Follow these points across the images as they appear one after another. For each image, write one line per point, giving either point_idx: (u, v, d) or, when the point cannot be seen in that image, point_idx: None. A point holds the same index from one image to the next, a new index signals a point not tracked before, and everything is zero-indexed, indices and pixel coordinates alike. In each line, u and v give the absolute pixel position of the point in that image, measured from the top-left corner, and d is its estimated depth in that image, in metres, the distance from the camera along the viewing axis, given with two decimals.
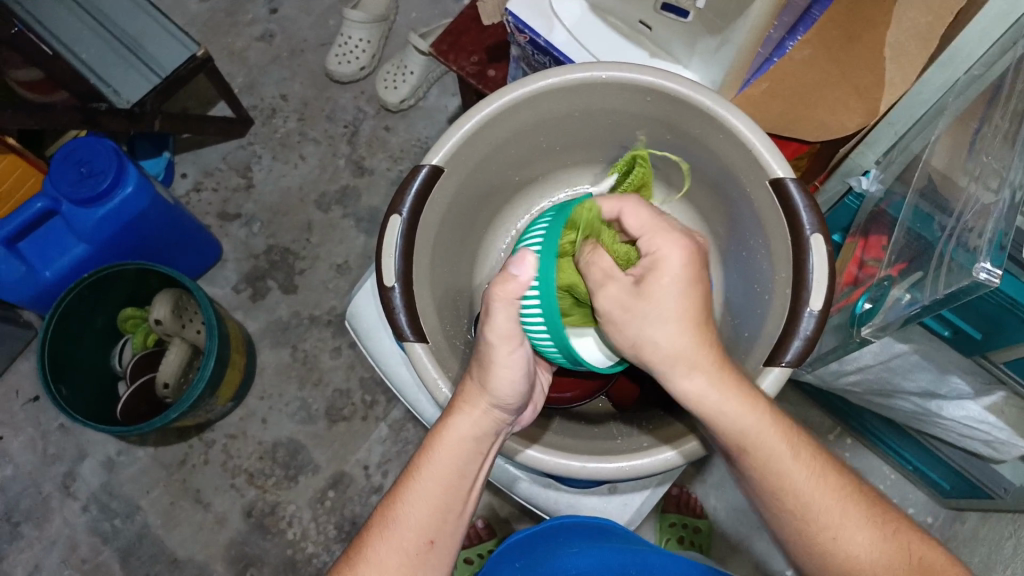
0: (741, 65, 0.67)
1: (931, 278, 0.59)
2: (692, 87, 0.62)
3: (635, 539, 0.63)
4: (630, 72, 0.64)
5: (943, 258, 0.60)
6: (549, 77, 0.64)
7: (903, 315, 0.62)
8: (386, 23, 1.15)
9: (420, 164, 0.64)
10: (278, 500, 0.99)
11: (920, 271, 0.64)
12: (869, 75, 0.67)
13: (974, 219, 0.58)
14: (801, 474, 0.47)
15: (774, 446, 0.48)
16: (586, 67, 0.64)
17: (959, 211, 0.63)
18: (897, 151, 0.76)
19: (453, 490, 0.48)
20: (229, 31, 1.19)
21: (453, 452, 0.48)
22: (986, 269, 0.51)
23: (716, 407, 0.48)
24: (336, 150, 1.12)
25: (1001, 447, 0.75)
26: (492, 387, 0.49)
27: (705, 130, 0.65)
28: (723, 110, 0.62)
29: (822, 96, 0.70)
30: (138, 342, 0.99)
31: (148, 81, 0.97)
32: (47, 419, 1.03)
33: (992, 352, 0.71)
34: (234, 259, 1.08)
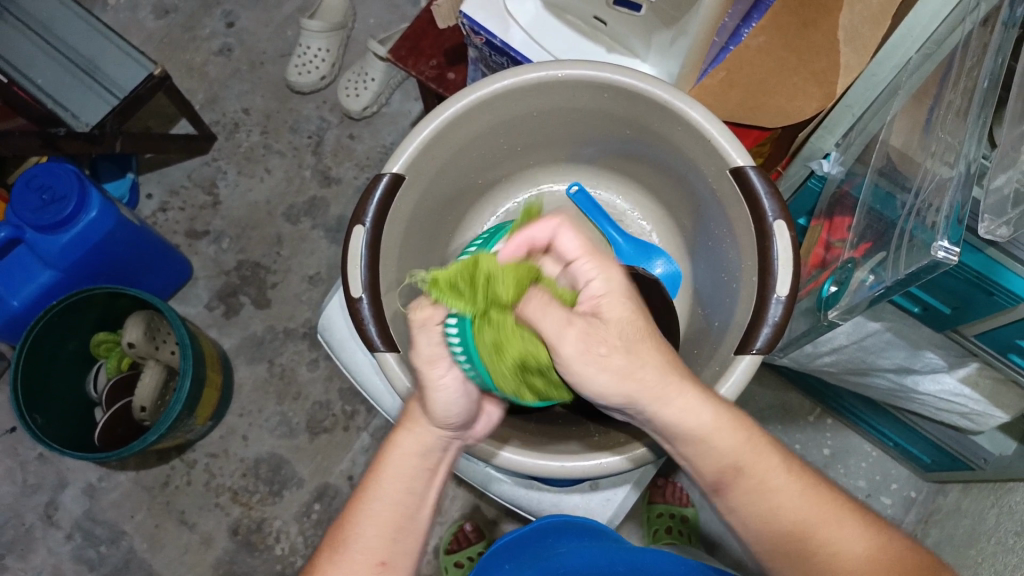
0: (698, 58, 0.68)
1: (893, 259, 0.59)
2: (645, 81, 0.62)
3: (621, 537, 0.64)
4: (585, 69, 0.64)
5: (903, 236, 0.60)
6: (504, 78, 0.64)
7: (868, 297, 0.62)
8: (345, 31, 1.14)
9: (380, 172, 0.64)
10: (264, 516, 0.99)
11: (882, 252, 0.64)
12: (825, 60, 0.69)
13: (931, 196, 0.57)
14: (776, 479, 0.45)
15: (764, 468, 0.45)
16: (541, 66, 0.64)
17: (917, 187, 0.61)
18: (857, 132, 0.75)
19: (406, 511, 0.47)
20: (187, 47, 1.18)
21: (397, 469, 0.47)
22: (944, 247, 0.50)
23: (690, 420, 0.45)
24: (302, 161, 1.11)
25: (978, 419, 0.76)
26: (431, 400, 0.47)
27: (664, 123, 0.65)
28: (679, 103, 0.62)
29: (780, 81, 0.70)
30: (112, 366, 0.98)
31: (106, 103, 0.95)
32: (24, 449, 1.02)
33: (964, 326, 0.71)
34: (206, 276, 1.08)
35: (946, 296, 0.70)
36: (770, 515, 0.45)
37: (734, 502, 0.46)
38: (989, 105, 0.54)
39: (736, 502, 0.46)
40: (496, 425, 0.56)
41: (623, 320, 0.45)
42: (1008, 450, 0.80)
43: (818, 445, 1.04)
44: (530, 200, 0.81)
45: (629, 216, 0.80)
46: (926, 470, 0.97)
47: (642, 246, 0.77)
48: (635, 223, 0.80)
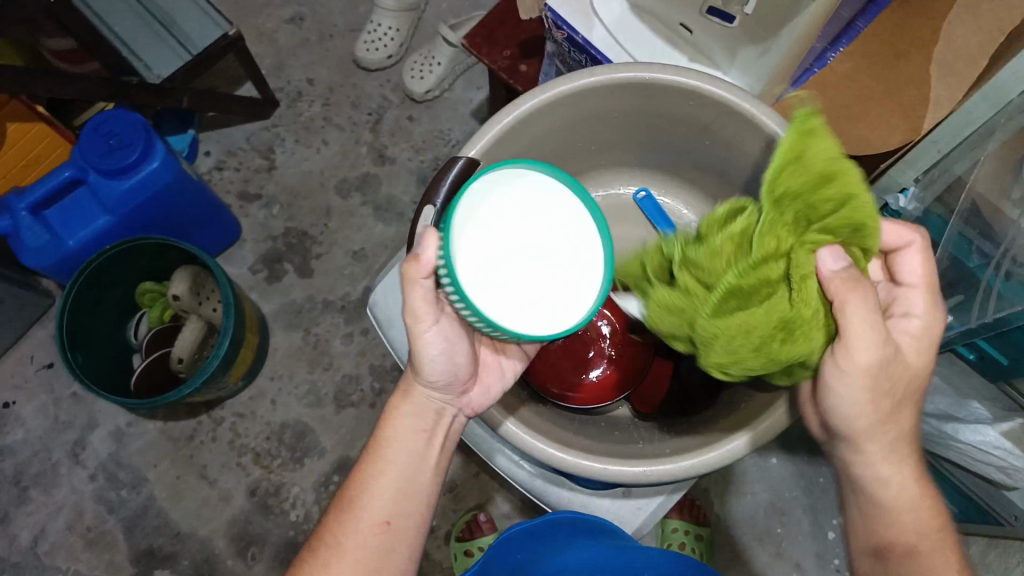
0: (783, 74, 0.67)
1: (981, 304, 0.69)
2: (733, 91, 0.62)
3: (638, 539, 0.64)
4: (674, 75, 0.64)
5: (990, 288, 0.68)
6: (591, 75, 0.64)
7: (943, 337, 0.75)
8: (416, 13, 1.15)
9: (456, 154, 0.63)
10: (283, 481, 1.00)
11: (960, 295, 0.74)
12: (915, 91, 0.66)
13: (1018, 251, 0.64)
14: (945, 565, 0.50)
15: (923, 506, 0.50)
16: (631, 66, 0.64)
17: (1004, 243, 0.66)
18: (938, 171, 0.72)
19: (408, 469, 0.52)
20: (259, 12, 1.20)
21: (399, 431, 0.53)
22: None
23: (887, 492, 0.50)
24: (359, 137, 1.12)
25: (1015, 475, 0.71)
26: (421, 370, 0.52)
27: (746, 137, 0.65)
28: (767, 119, 0.61)
29: (865, 109, 0.68)
30: (154, 316, 1.00)
31: (180, 58, 0.98)
32: (60, 386, 1.05)
33: (1018, 379, 0.73)
34: (253, 239, 1.09)
35: (1004, 346, 0.72)
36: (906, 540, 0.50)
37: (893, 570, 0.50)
38: None
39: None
40: (496, 398, 0.59)
41: (877, 360, 0.45)
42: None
43: None
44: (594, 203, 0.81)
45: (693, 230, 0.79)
46: None
47: None
48: None
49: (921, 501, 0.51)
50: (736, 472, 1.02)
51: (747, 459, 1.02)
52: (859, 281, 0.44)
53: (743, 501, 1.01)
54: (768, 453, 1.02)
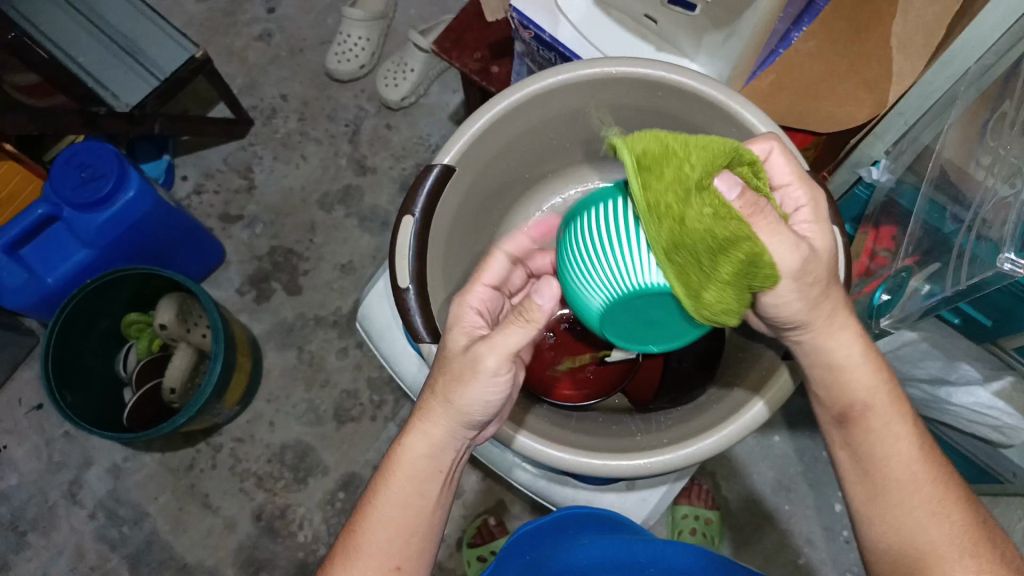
0: (749, 60, 0.67)
1: (952, 269, 0.61)
2: (699, 80, 0.62)
3: (643, 531, 0.64)
4: (639, 67, 0.63)
5: (961, 252, 0.61)
6: (558, 73, 0.64)
7: (922, 307, 0.64)
8: (386, 21, 1.14)
9: (432, 162, 0.64)
10: (288, 503, 0.98)
11: (936, 263, 0.65)
12: (877, 68, 0.66)
13: (991, 213, 0.59)
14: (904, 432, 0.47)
15: (890, 413, 0.47)
16: (597, 62, 0.63)
17: (975, 207, 0.62)
18: (907, 142, 0.75)
19: (415, 511, 0.48)
20: (227, 31, 1.19)
21: (406, 472, 0.48)
22: (1011, 259, 0.51)
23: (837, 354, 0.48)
24: (338, 149, 1.11)
25: (1009, 433, 0.73)
26: (457, 400, 0.47)
27: (716, 124, 0.64)
28: (737, 105, 0.61)
29: (830, 86, 0.68)
30: (142, 347, 0.98)
31: (147, 84, 0.96)
32: (51, 427, 1.02)
33: (1003, 339, 0.72)
34: (237, 261, 1.08)
35: (987, 308, 0.72)
36: (881, 469, 0.47)
37: (853, 441, 0.48)
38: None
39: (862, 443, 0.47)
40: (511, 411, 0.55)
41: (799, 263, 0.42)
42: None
43: None
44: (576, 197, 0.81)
45: None
46: None
47: None
48: None
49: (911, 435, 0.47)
50: (741, 454, 1.02)
51: (750, 439, 1.01)
52: (761, 204, 0.41)
53: (749, 480, 1.01)
54: (770, 431, 1.02)
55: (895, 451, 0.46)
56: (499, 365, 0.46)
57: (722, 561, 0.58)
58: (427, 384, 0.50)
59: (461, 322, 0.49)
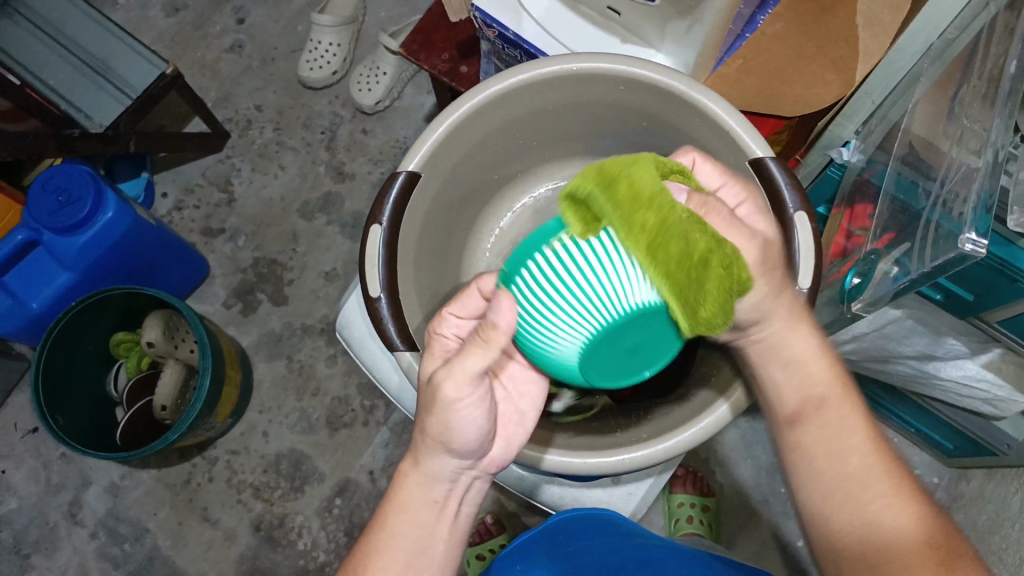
0: (714, 47, 0.66)
1: (919, 249, 0.60)
2: (659, 72, 0.61)
3: (635, 530, 0.64)
4: (600, 62, 0.63)
5: (929, 226, 0.61)
6: (519, 73, 0.63)
7: (893, 288, 0.63)
8: (355, 25, 1.14)
9: (397, 170, 0.64)
10: (286, 511, 0.99)
11: (907, 243, 0.65)
12: (843, 47, 0.66)
13: (958, 186, 0.58)
14: (854, 429, 0.46)
15: (845, 406, 0.46)
16: (558, 59, 0.63)
17: (943, 180, 0.62)
18: (876, 120, 0.75)
19: (417, 546, 0.46)
20: (198, 44, 1.18)
21: (402, 502, 0.47)
22: (971, 239, 0.51)
23: (794, 349, 0.47)
24: (315, 157, 1.11)
25: (1001, 404, 0.73)
26: (444, 435, 0.45)
27: (681, 114, 0.64)
28: (700, 95, 0.60)
29: (798, 69, 0.67)
30: (132, 365, 0.99)
31: (119, 103, 0.96)
32: (47, 449, 1.03)
33: (985, 313, 0.71)
34: (222, 274, 1.08)
35: (969, 283, 0.69)
36: (838, 475, 0.45)
37: (807, 433, 0.46)
38: (1016, 95, 0.55)
39: (812, 433, 0.46)
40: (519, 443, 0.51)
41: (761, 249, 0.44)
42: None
43: None
44: (547, 194, 0.80)
45: None
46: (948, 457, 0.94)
47: None
48: None
49: (867, 431, 0.46)
50: (733, 439, 1.02)
51: (741, 423, 1.02)
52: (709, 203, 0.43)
53: (741, 465, 1.01)
54: (760, 414, 1.02)
55: (853, 463, 0.45)
56: (460, 391, 0.43)
57: (716, 564, 0.59)
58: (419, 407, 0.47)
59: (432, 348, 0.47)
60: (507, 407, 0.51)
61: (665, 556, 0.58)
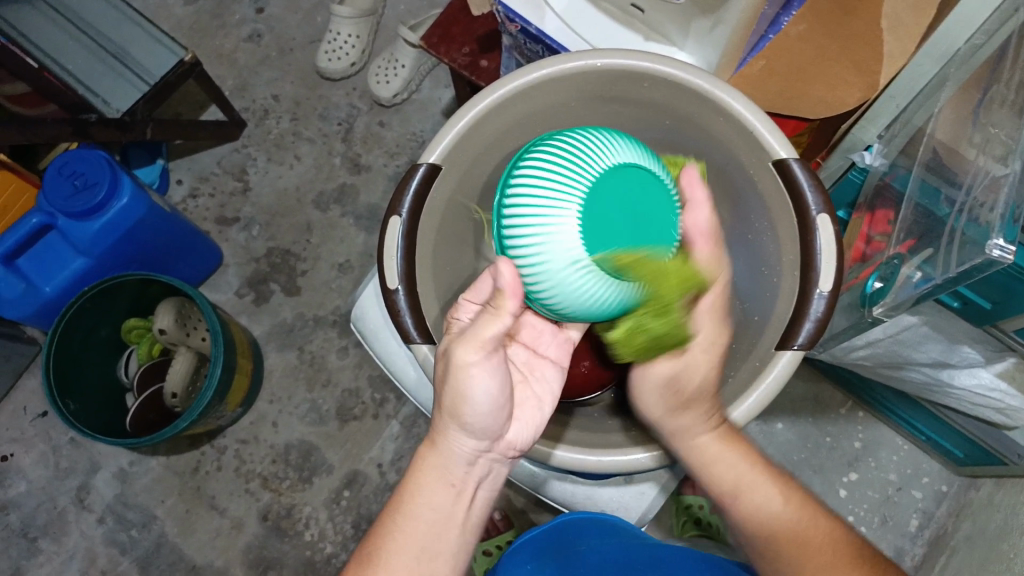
0: (736, 48, 0.65)
1: (943, 256, 0.59)
2: (685, 70, 0.61)
3: (646, 535, 0.64)
4: (624, 60, 0.62)
5: (954, 233, 0.59)
6: (542, 68, 0.63)
7: (914, 294, 0.61)
8: (374, 17, 1.14)
9: (417, 162, 0.64)
10: (294, 502, 0.99)
11: (930, 249, 0.64)
12: (868, 50, 0.64)
13: (982, 194, 0.58)
14: (774, 493, 0.54)
15: (760, 481, 0.54)
16: (580, 55, 0.62)
17: (968, 187, 0.61)
18: (900, 124, 0.75)
19: (434, 527, 0.46)
20: (216, 33, 1.18)
21: (422, 484, 0.47)
22: (999, 246, 0.50)
23: (698, 447, 0.55)
24: (331, 148, 1.11)
25: (1014, 416, 0.71)
26: (455, 403, 0.46)
27: (702, 112, 0.63)
28: (723, 94, 0.60)
29: (821, 69, 0.66)
30: (144, 352, 0.98)
31: (137, 90, 0.96)
32: (57, 434, 1.03)
33: (1001, 322, 0.73)
34: (236, 263, 1.08)
35: (988, 290, 0.70)
36: (778, 537, 0.52)
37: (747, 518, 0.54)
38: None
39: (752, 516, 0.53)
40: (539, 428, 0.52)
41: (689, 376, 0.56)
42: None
43: (848, 437, 1.01)
44: None
45: None
46: (959, 464, 0.94)
47: None
48: None
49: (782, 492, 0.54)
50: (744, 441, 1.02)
51: (752, 426, 1.02)
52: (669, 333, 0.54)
53: None
54: (770, 417, 1.02)
55: (772, 514, 0.53)
56: (471, 353, 0.45)
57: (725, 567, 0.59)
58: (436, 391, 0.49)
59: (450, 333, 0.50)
60: (525, 390, 0.52)
61: (672, 558, 0.59)
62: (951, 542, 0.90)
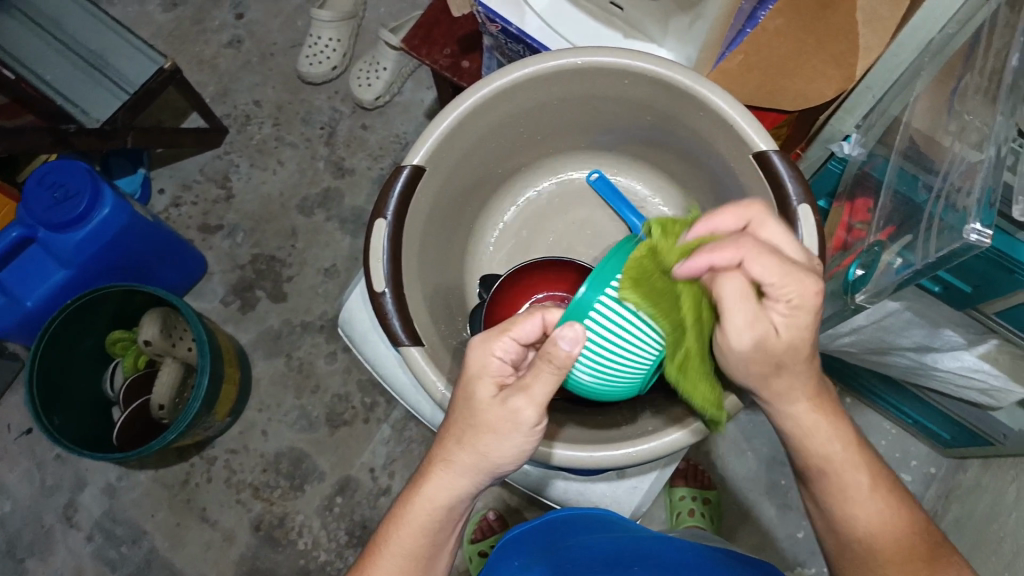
0: (716, 44, 0.65)
1: (923, 241, 0.58)
2: (665, 66, 0.61)
3: (636, 526, 0.63)
4: (605, 57, 0.62)
5: (932, 220, 0.58)
6: (524, 67, 0.62)
7: (895, 280, 0.61)
8: (355, 20, 1.14)
9: (400, 165, 0.63)
10: (286, 511, 0.98)
11: (909, 235, 0.63)
12: (844, 42, 0.62)
13: (959, 179, 0.56)
14: (858, 483, 0.47)
15: (847, 469, 0.47)
16: (563, 55, 0.62)
17: (946, 173, 0.60)
18: (877, 114, 0.74)
19: (423, 561, 0.47)
20: (196, 39, 1.17)
21: (421, 519, 0.46)
22: (977, 230, 0.49)
23: (785, 425, 0.48)
24: (314, 152, 1.11)
25: (997, 395, 0.71)
26: (481, 455, 0.45)
27: (683, 108, 0.63)
28: (704, 91, 0.60)
29: (799, 65, 0.64)
30: (128, 364, 0.97)
31: (117, 98, 0.95)
32: (42, 450, 1.01)
33: (982, 304, 0.69)
34: (220, 271, 1.07)
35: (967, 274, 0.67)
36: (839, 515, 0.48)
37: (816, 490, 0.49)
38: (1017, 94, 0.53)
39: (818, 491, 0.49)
40: None
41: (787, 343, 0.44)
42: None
43: None
44: (550, 189, 0.79)
45: (649, 203, 0.77)
46: (945, 447, 0.94)
47: None
48: (656, 210, 0.77)
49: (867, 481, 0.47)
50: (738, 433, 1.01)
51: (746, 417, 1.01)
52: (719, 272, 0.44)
53: (747, 459, 1.00)
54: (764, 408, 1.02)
55: (849, 501, 0.47)
56: (534, 423, 0.44)
57: (724, 557, 0.57)
58: (455, 419, 0.46)
59: (484, 371, 0.44)
60: None
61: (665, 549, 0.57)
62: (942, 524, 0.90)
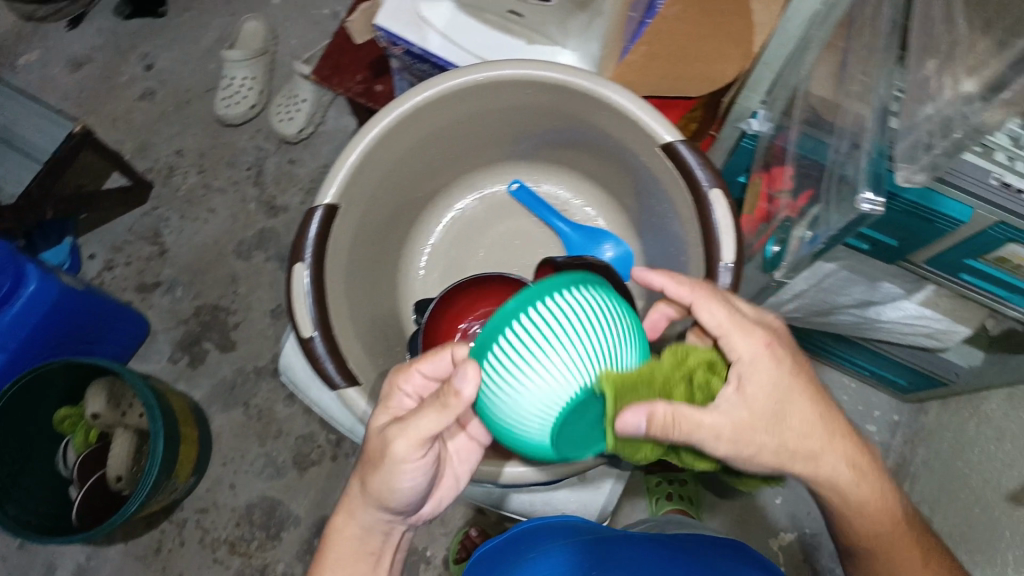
0: (616, 42, 0.66)
1: (825, 207, 0.51)
2: (563, 71, 0.61)
3: (601, 528, 0.62)
4: (505, 69, 0.61)
5: (832, 181, 0.52)
6: (425, 90, 0.61)
7: (809, 252, 0.54)
8: (268, 55, 1.12)
9: (313, 206, 0.61)
10: (266, 562, 0.95)
11: (815, 204, 0.56)
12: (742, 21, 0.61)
13: (850, 134, 0.51)
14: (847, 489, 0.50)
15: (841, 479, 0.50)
16: (465, 72, 0.61)
17: (842, 131, 0.54)
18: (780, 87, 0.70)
19: None
20: (107, 97, 1.15)
21: (340, 551, 0.50)
22: (868, 199, 0.43)
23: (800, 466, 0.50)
24: (244, 194, 1.08)
25: (943, 336, 0.73)
26: (376, 490, 0.46)
27: (587, 109, 0.63)
28: (603, 89, 0.60)
29: (700, 48, 0.62)
30: (79, 441, 0.94)
31: (29, 169, 0.91)
32: (4, 542, 0.97)
33: (912, 254, 0.66)
34: (164, 329, 1.04)
35: (892, 229, 0.64)
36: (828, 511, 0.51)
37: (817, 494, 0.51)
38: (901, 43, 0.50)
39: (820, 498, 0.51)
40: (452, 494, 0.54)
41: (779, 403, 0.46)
42: (978, 361, 0.76)
43: None
44: (473, 206, 0.78)
45: (572, 205, 0.77)
46: (903, 393, 0.95)
47: (589, 233, 0.75)
48: (579, 211, 0.77)
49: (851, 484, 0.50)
50: None
51: None
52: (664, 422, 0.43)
53: None
54: None
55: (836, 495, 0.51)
56: (409, 451, 0.44)
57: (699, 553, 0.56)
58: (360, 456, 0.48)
59: (390, 402, 0.48)
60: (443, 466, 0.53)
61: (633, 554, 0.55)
62: (911, 470, 0.89)
